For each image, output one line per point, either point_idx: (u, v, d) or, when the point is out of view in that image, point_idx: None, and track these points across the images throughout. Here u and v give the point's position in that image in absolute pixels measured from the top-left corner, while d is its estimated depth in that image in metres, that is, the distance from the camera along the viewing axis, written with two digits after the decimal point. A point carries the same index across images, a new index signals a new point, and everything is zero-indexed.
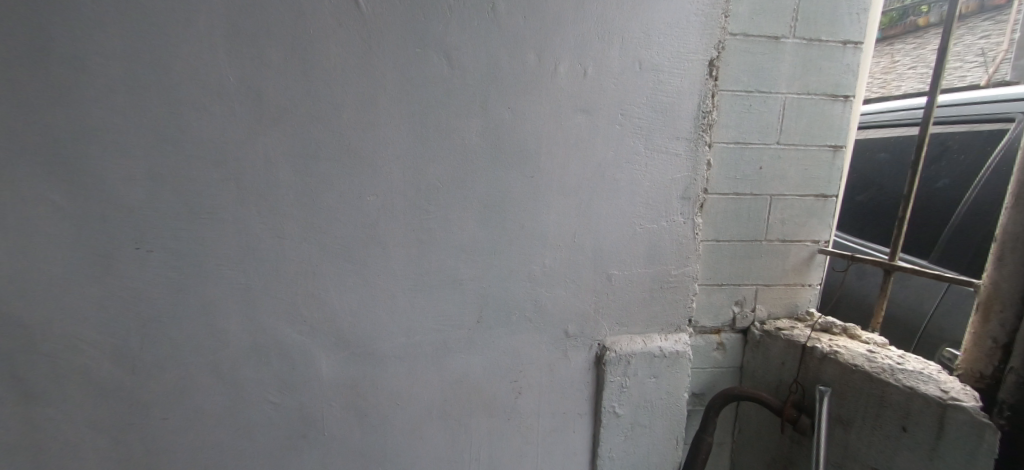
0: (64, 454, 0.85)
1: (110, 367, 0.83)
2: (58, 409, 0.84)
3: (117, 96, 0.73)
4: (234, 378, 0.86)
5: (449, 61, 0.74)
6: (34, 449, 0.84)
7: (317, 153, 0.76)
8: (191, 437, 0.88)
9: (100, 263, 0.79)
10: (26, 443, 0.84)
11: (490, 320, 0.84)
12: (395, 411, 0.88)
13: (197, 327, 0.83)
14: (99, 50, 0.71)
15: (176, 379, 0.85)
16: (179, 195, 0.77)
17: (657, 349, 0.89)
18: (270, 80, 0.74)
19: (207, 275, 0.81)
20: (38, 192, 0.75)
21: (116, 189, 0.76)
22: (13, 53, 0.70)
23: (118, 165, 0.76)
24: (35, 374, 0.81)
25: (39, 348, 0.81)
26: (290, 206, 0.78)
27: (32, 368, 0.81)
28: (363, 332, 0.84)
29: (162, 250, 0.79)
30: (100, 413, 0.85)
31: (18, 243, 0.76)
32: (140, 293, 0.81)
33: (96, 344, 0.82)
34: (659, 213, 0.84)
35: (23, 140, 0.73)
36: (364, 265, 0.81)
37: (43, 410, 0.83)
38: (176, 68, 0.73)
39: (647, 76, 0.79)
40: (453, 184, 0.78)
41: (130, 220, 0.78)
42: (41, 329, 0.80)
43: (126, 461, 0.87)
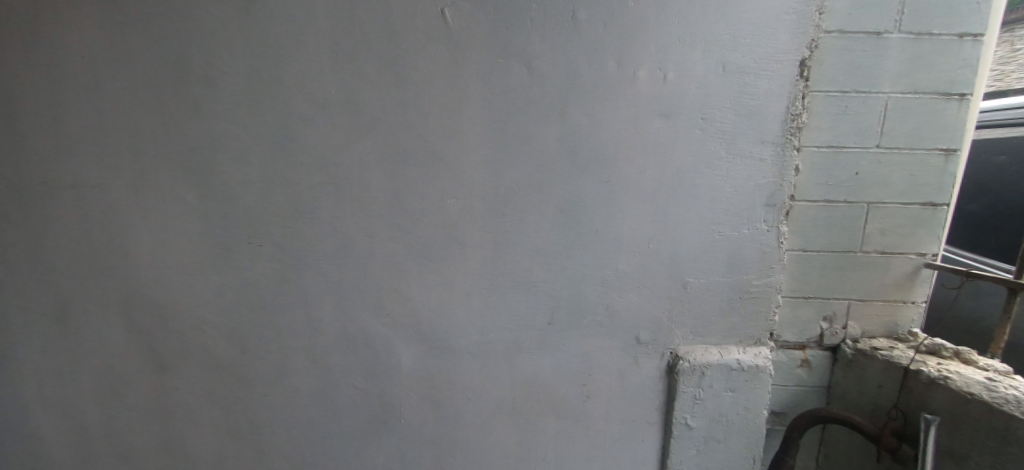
0: (187, 416, 1.00)
1: (225, 344, 0.96)
2: (185, 377, 0.98)
3: (240, 110, 0.85)
4: (325, 362, 0.95)
5: (530, 70, 0.77)
6: (165, 410, 1.00)
7: (404, 159, 0.82)
8: (287, 412, 0.98)
9: (222, 254, 0.91)
10: (159, 403, 1.00)
11: (561, 322, 0.86)
12: (468, 405, 0.92)
13: (296, 315, 0.93)
14: (228, 71, 0.83)
15: (277, 359, 0.96)
16: (286, 196, 0.87)
17: (735, 362, 0.85)
18: (366, 93, 0.81)
19: (306, 269, 0.90)
20: (178, 193, 0.89)
21: (236, 191, 0.88)
22: (164, 77, 0.84)
23: (238, 169, 0.87)
24: (169, 345, 0.97)
25: (174, 324, 0.96)
26: (379, 208, 0.85)
27: (167, 340, 0.97)
28: (440, 327, 0.89)
29: (270, 245, 0.90)
30: (217, 385, 0.98)
31: (164, 235, 0.92)
32: (251, 281, 0.92)
33: (216, 324, 0.95)
34: (740, 220, 0.81)
35: (167, 148, 0.87)
36: (443, 264, 0.85)
37: (177, 376, 0.98)
38: (288, 84, 0.83)
39: (732, 78, 0.76)
40: (529, 189, 0.81)
41: (246, 218, 0.89)
42: (175, 308, 0.95)
43: (235, 426, 1.00)
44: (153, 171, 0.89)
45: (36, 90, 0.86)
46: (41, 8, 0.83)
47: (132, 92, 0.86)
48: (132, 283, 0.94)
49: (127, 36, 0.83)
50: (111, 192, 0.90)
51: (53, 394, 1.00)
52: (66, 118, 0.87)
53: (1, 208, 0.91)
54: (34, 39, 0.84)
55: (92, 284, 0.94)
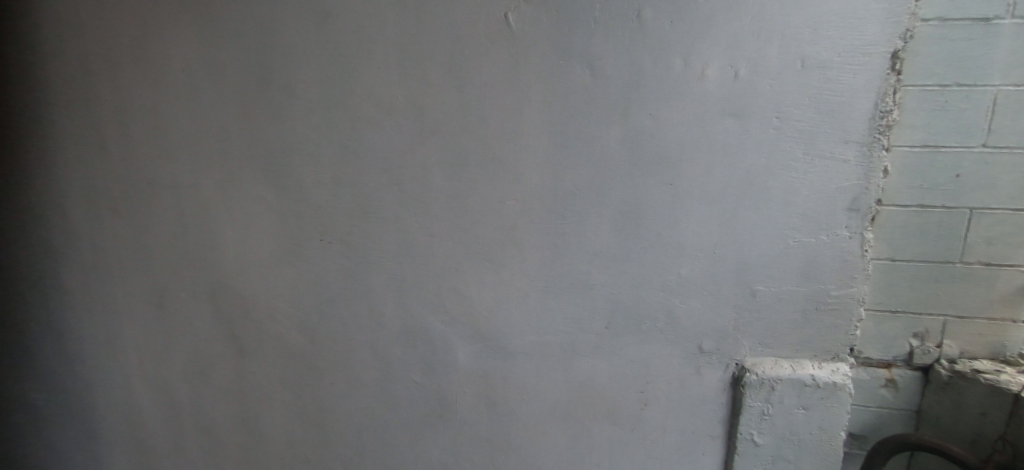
0: (266, 396, 1.10)
1: (298, 334, 1.04)
2: (264, 361, 1.08)
3: (315, 117, 0.91)
4: (387, 355, 0.99)
5: (592, 71, 0.76)
6: (246, 389, 1.11)
7: (465, 161, 0.84)
8: (352, 398, 1.05)
9: (296, 250, 0.99)
10: (241, 383, 1.11)
11: (619, 326, 0.84)
12: (521, 405, 0.93)
13: (361, 309, 0.98)
14: (306, 81, 0.90)
15: (343, 349, 1.02)
16: (355, 196, 0.93)
17: (809, 378, 0.79)
18: (430, 97, 0.84)
19: (370, 265, 0.95)
20: (260, 193, 0.98)
21: (310, 192, 0.95)
22: (251, 87, 0.93)
23: (313, 172, 0.94)
24: (250, 332, 1.07)
25: (254, 313, 1.05)
26: (440, 209, 0.87)
27: (249, 327, 1.07)
28: (496, 326, 0.90)
29: (339, 242, 0.96)
30: (290, 369, 1.07)
31: (247, 235, 1.01)
32: (322, 276, 0.99)
33: (291, 314, 1.04)
34: (818, 225, 0.76)
35: (253, 152, 0.96)
36: (501, 264, 0.87)
37: (254, 364, 1.09)
38: (358, 91, 0.88)
39: (812, 74, 0.71)
40: (589, 191, 0.80)
41: (319, 217, 0.96)
42: (256, 298, 1.04)
43: (307, 408, 1.09)
44: (241, 173, 0.98)
45: (147, 102, 0.98)
46: (152, 29, 0.94)
47: (224, 101, 0.95)
48: (221, 276, 1.05)
49: (220, 51, 0.92)
50: (206, 192, 1.00)
51: (153, 371, 1.13)
52: (169, 126, 0.98)
53: (116, 205, 1.03)
54: (146, 57, 0.95)
55: (187, 275, 1.05)
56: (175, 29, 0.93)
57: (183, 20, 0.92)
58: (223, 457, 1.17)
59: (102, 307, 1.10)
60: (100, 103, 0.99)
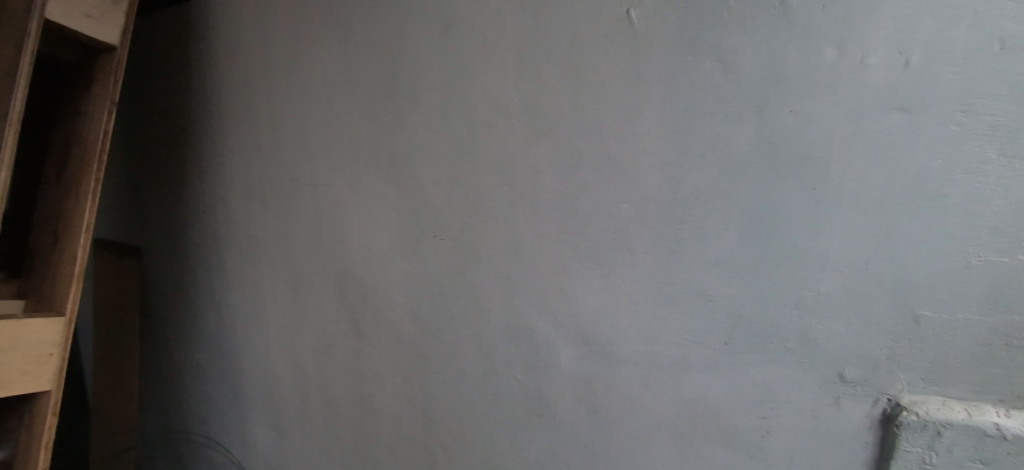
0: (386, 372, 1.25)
1: (411, 319, 1.15)
2: (385, 341, 1.22)
3: (436, 121, 0.98)
4: (490, 349, 1.03)
5: (723, 65, 0.71)
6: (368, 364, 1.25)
7: (578, 161, 0.83)
8: (457, 386, 1.11)
9: (413, 243, 1.09)
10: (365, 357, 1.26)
11: (741, 343, 0.77)
12: (625, 416, 0.89)
13: (469, 303, 1.03)
14: (429, 88, 0.98)
15: (450, 339, 1.09)
16: (468, 196, 0.97)
17: (991, 426, 0.63)
18: (545, 98, 0.85)
19: (479, 262, 0.99)
20: (386, 191, 1.10)
21: (427, 190, 1.03)
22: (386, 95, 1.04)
23: (431, 172, 1.02)
24: (376, 312, 1.22)
25: (379, 297, 1.20)
26: (550, 209, 0.88)
27: (374, 307, 1.22)
28: (603, 332, 0.88)
29: (452, 239, 1.02)
30: (404, 350, 1.19)
31: (371, 229, 1.17)
32: (434, 269, 1.07)
33: (406, 301, 1.15)
34: (1016, 243, 0.61)
35: (385, 154, 1.08)
36: (611, 268, 0.84)
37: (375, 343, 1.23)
38: (476, 95, 0.92)
39: (1015, 57, 0.58)
40: (712, 194, 0.74)
41: (435, 214, 1.03)
42: (381, 284, 1.18)
43: (417, 388, 1.19)
44: (374, 173, 1.12)
45: (317, 114, 1.21)
46: (315, 59, 1.18)
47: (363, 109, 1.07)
48: (356, 262, 1.22)
49: (365, 67, 1.08)
50: (341, 191, 1.20)
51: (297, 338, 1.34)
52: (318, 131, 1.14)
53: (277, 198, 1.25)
54: (309, 82, 1.21)
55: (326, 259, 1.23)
56: (328, 57, 1.15)
57: (334, 48, 1.13)
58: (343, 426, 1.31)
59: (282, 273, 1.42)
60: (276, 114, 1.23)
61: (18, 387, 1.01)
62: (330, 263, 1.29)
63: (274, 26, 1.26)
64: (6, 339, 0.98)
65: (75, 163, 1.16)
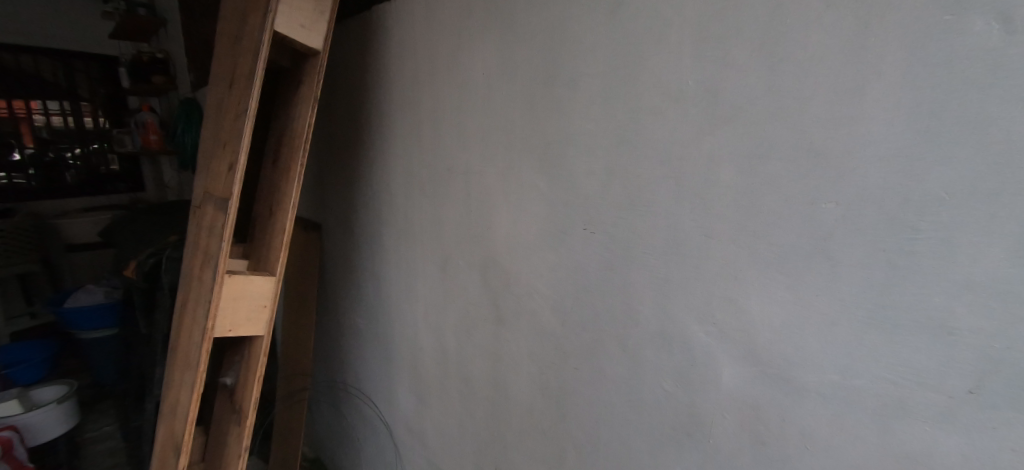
0: (524, 359, 1.27)
1: (553, 310, 1.14)
2: (526, 329, 1.24)
3: (596, 108, 0.95)
4: (637, 353, 0.97)
5: (1003, 24, 0.53)
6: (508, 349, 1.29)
7: (766, 152, 0.72)
8: (596, 387, 1.07)
9: (561, 235, 1.08)
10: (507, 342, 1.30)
11: (997, 395, 0.58)
12: (801, 455, 0.75)
13: (617, 301, 0.98)
14: (590, 74, 0.95)
15: (592, 336, 1.05)
16: (625, 188, 0.92)
17: None
18: (729, 79, 0.75)
19: (633, 260, 0.93)
20: (538, 181, 1.11)
21: (581, 182, 1.00)
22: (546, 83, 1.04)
23: (586, 162, 0.98)
24: (519, 299, 1.24)
25: (523, 285, 1.22)
26: (725, 207, 0.78)
27: (517, 294, 1.24)
28: (782, 352, 0.75)
29: (603, 233, 0.98)
30: (544, 341, 1.19)
31: (519, 218, 1.18)
32: (582, 263, 1.04)
33: (549, 292, 1.14)
34: None
35: (540, 143, 1.09)
36: (800, 280, 0.71)
37: (517, 330, 1.27)
38: (644, 79, 0.86)
39: None
40: (966, 197, 0.57)
41: (587, 207, 1.00)
42: (526, 273, 1.20)
43: (554, 381, 1.18)
44: (526, 161, 1.13)
45: (475, 104, 1.26)
46: (476, 52, 1.23)
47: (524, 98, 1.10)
48: (502, 250, 1.26)
49: (524, 54, 1.09)
50: (492, 180, 1.25)
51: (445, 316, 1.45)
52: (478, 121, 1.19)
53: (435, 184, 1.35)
54: (470, 74, 1.26)
55: None
56: (488, 49, 1.19)
57: (495, 39, 1.16)
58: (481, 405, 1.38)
59: (435, 253, 1.54)
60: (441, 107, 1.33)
61: (244, 330, 1.26)
62: (477, 248, 1.35)
63: (439, 22, 1.34)
64: (238, 290, 1.23)
65: (287, 150, 1.40)
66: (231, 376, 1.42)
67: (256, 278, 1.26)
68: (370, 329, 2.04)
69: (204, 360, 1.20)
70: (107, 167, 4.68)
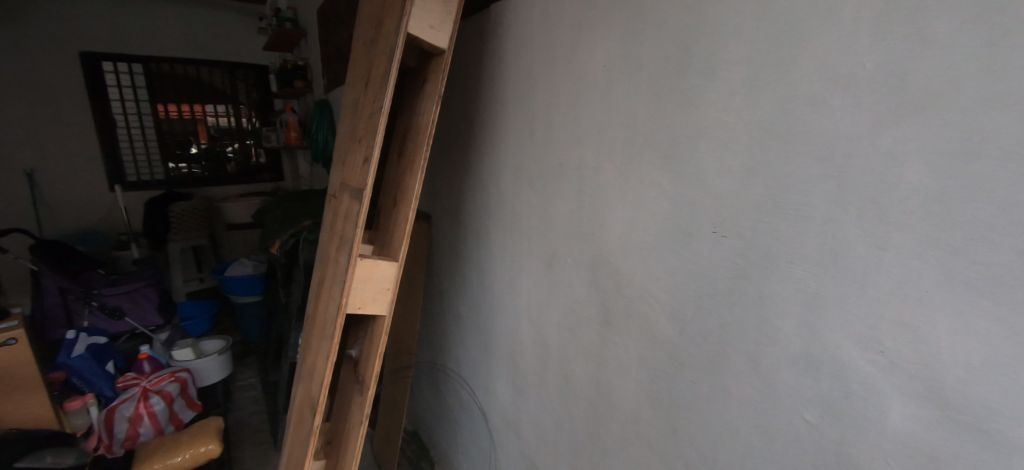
0: (632, 365, 1.21)
1: (668, 318, 1.07)
2: (636, 334, 1.18)
3: (737, 98, 0.85)
4: (771, 375, 0.86)
5: None
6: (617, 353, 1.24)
7: (972, 149, 0.59)
8: (715, 404, 0.98)
9: (684, 237, 1.00)
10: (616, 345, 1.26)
11: None
12: None
13: (749, 315, 0.88)
14: (731, 59, 0.86)
15: (716, 350, 0.96)
16: (769, 188, 0.82)
17: None
18: (923, 59, 0.62)
19: (772, 270, 0.83)
20: (659, 177, 1.04)
21: (712, 180, 0.92)
22: (677, 71, 0.97)
23: (720, 157, 0.89)
24: (631, 302, 1.18)
25: (636, 288, 1.16)
26: (906, 215, 0.65)
27: (629, 297, 1.19)
28: (979, 397, 0.61)
29: (737, 238, 0.89)
30: (656, 349, 1.12)
31: (635, 216, 1.13)
32: (708, 269, 0.95)
33: (665, 297, 1.07)
34: None
35: (666, 137, 1.01)
36: (1014, 310, 0.57)
37: (625, 333, 1.22)
38: (802, 63, 0.75)
39: None
40: None
41: (718, 208, 0.91)
42: (640, 275, 1.14)
43: (665, 392, 1.11)
44: (647, 156, 1.07)
45: (592, 97, 1.23)
46: (596, 43, 1.19)
47: (651, 89, 1.04)
48: (612, 248, 1.22)
49: (651, 41, 1.03)
50: (607, 175, 1.20)
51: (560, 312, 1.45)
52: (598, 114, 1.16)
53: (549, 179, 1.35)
54: (589, 67, 1.23)
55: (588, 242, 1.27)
56: (611, 40, 1.14)
57: (618, 29, 1.12)
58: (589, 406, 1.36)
59: (541, 248, 1.55)
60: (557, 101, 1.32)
61: (371, 309, 1.38)
62: (586, 245, 1.33)
63: (558, 14, 1.32)
64: (367, 272, 1.34)
65: (412, 144, 1.50)
66: (357, 349, 1.58)
67: (383, 263, 1.36)
68: (472, 318, 2.12)
69: (338, 332, 1.33)
70: (255, 159, 5.74)
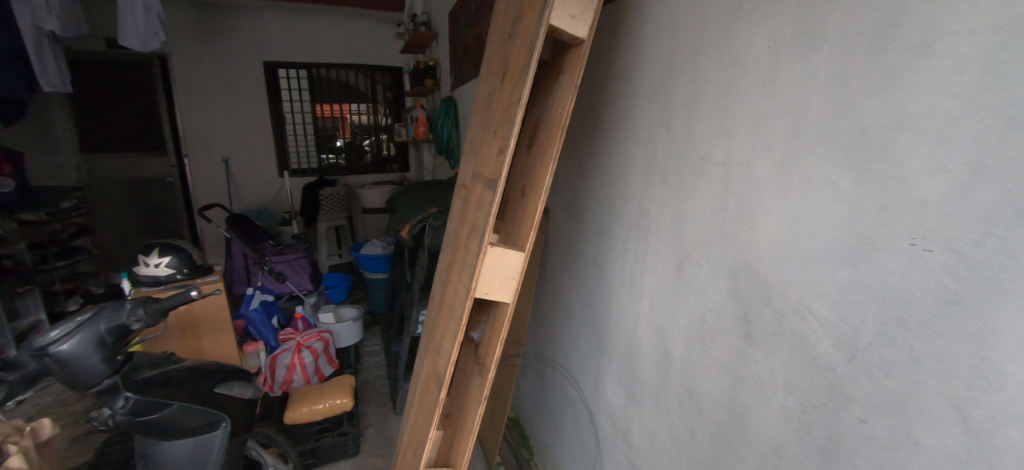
0: (773, 390, 1.08)
1: (830, 346, 0.93)
2: (780, 358, 1.05)
3: (963, 79, 0.70)
4: (986, 430, 0.71)
5: None
6: (759, 375, 1.12)
7: None
8: (893, 453, 0.83)
9: (864, 250, 0.85)
10: (753, 365, 1.13)
11: None
12: None
13: (959, 353, 0.73)
14: (959, 29, 0.71)
15: (898, 390, 0.81)
16: (1006, 193, 0.67)
17: None
18: None
19: (999, 297, 0.68)
20: (833, 176, 0.90)
21: (915, 179, 0.77)
22: (868, 49, 0.83)
23: (928, 153, 0.75)
24: (777, 319, 1.05)
25: (787, 303, 1.02)
26: None
27: (775, 314, 1.06)
28: None
29: (945, 253, 0.74)
30: (809, 378, 0.98)
31: (796, 220, 0.98)
32: (896, 290, 0.81)
33: (828, 318, 0.93)
34: None
35: (848, 127, 0.86)
36: None
37: (768, 352, 1.09)
38: None
39: None
40: None
41: (920, 215, 0.76)
42: (791, 290, 1.01)
43: (817, 428, 0.97)
44: (816, 151, 0.93)
45: (747, 83, 1.10)
46: (760, 23, 1.06)
47: (828, 72, 0.90)
48: (758, 256, 1.10)
49: (833, 16, 0.89)
50: (762, 173, 1.07)
51: (693, 322, 1.35)
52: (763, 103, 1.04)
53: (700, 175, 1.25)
54: (748, 50, 1.09)
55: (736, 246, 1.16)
56: (781, 17, 1.00)
57: (790, 6, 0.98)
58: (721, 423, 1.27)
59: (670, 248, 1.44)
60: (707, 90, 1.23)
61: (496, 295, 1.42)
62: (727, 249, 1.20)
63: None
64: (495, 261, 1.38)
65: (544, 136, 1.50)
66: (479, 332, 1.65)
67: (510, 252, 1.39)
68: (585, 314, 2.08)
69: (465, 314, 1.40)
70: (385, 151, 6.46)
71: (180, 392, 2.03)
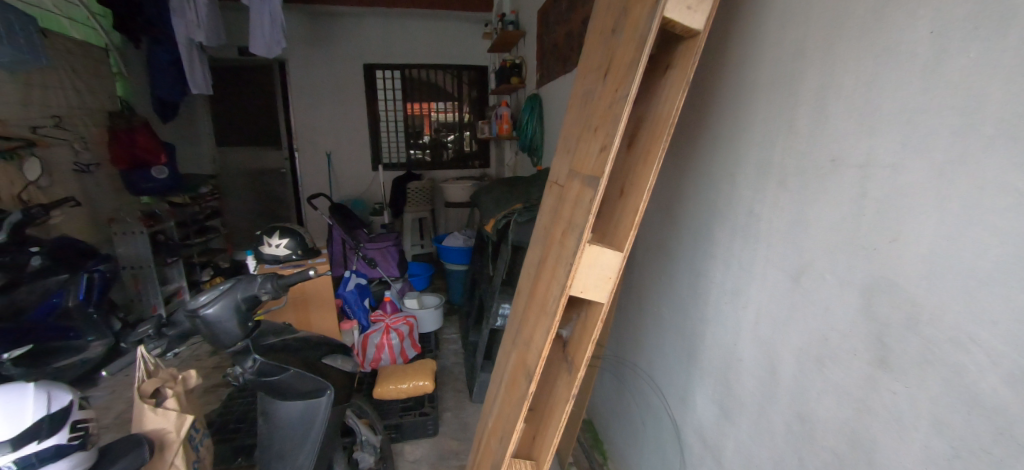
0: (913, 427, 0.95)
1: (998, 384, 0.80)
2: (924, 390, 0.92)
3: None
4: None
5: None
6: (893, 408, 0.99)
7: None
8: None
9: None
10: (885, 396, 1.01)
11: None
12: None
13: None
14: None
15: None
16: None
17: None
18: None
19: None
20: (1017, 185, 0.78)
21: None
22: None
23: None
24: (923, 346, 0.92)
25: (940, 329, 0.89)
26: None
27: (920, 340, 0.93)
28: None
29: None
30: (966, 417, 0.85)
31: (961, 233, 0.85)
32: None
33: (998, 351, 0.80)
34: None
35: None
36: None
37: (908, 383, 0.96)
38: None
39: None
40: None
41: None
42: (946, 313, 0.88)
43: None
44: (992, 154, 0.81)
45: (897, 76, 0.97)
46: (923, 4, 0.92)
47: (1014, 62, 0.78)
48: (901, 271, 0.96)
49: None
50: (913, 177, 0.93)
51: (809, 340, 1.23)
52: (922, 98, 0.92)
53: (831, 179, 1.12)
54: (904, 36, 0.95)
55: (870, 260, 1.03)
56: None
57: None
58: (838, 455, 1.14)
59: (786, 257, 1.32)
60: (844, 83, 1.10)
61: (592, 295, 1.40)
62: (859, 262, 1.06)
63: None
64: (592, 259, 1.36)
65: (648, 133, 1.44)
66: (570, 331, 1.64)
67: (607, 252, 1.36)
68: (674, 320, 1.98)
69: (559, 311, 1.39)
70: (470, 147, 6.67)
71: (295, 359, 2.27)
